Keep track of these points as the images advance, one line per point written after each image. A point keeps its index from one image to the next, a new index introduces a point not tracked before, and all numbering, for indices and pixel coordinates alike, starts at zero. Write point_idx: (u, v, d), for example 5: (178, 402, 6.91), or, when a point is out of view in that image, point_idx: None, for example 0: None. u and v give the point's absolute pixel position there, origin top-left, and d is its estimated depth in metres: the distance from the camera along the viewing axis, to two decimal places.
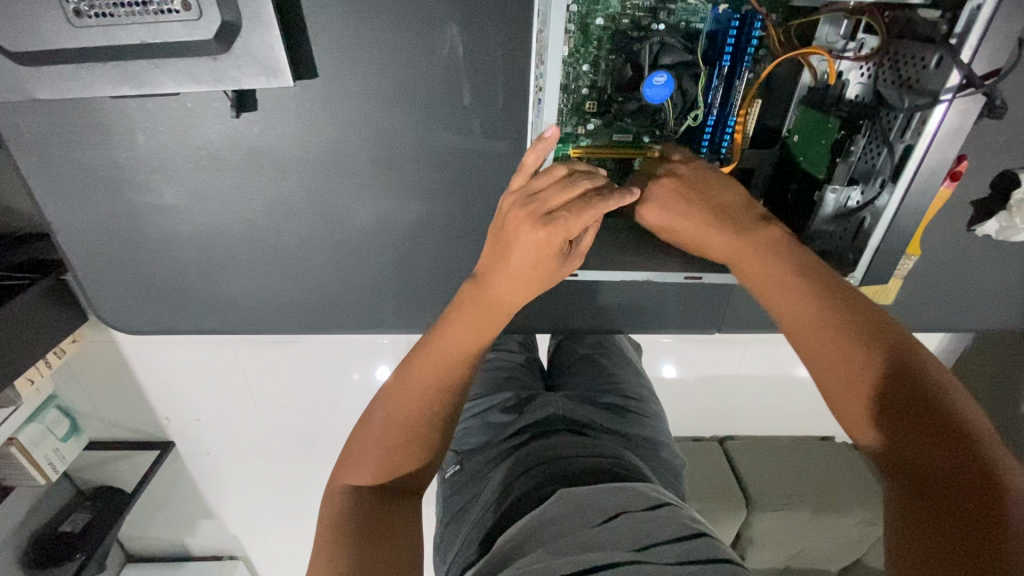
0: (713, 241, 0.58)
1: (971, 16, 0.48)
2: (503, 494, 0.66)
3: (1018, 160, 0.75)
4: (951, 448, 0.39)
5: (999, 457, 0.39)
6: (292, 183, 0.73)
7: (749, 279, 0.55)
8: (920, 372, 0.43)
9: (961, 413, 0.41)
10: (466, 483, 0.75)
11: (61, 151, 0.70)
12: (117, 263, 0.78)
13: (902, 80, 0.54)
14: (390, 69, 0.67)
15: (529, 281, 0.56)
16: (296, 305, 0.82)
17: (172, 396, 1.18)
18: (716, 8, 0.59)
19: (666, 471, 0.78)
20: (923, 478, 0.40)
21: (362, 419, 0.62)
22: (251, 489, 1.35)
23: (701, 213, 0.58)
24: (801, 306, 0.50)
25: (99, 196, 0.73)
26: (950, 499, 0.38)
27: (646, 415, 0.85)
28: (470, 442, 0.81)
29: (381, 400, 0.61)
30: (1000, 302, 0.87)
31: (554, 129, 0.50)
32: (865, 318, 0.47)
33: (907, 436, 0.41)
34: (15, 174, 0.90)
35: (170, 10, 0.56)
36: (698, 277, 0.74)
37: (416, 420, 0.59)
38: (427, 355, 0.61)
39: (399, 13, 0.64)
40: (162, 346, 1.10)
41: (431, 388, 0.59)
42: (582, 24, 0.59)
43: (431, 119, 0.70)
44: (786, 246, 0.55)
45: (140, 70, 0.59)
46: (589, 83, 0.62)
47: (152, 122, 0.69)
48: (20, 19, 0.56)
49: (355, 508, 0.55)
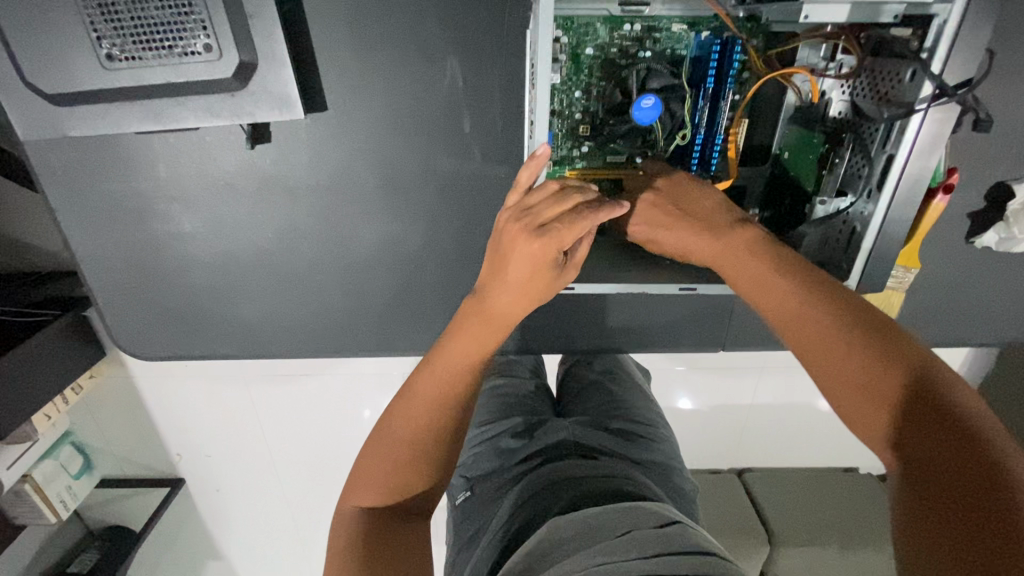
0: (696, 248, 0.59)
1: (937, 28, 0.51)
2: (512, 519, 0.65)
3: (1011, 171, 0.76)
4: (945, 435, 0.39)
5: (994, 437, 0.38)
6: (303, 210, 0.77)
7: (735, 284, 0.56)
8: (906, 360, 0.44)
9: (951, 396, 0.41)
10: (477, 509, 0.73)
11: (89, 184, 0.74)
12: (135, 290, 0.81)
13: (880, 94, 0.57)
14: (395, 101, 0.71)
15: (528, 293, 0.58)
16: (306, 330, 0.85)
17: (183, 428, 1.18)
18: (698, 35, 0.62)
19: (679, 495, 0.75)
20: (921, 472, 0.39)
21: (368, 443, 0.61)
22: (259, 525, 1.34)
23: (681, 223, 0.60)
24: (786, 305, 0.51)
25: (121, 225, 0.77)
26: (948, 488, 0.37)
27: (657, 440, 0.82)
28: (479, 469, 0.80)
29: (389, 420, 0.61)
30: (1009, 315, 0.86)
31: (545, 147, 0.53)
32: (845, 311, 0.48)
33: (901, 426, 0.41)
34: (47, 215, 0.96)
35: (194, 53, 0.61)
36: (693, 288, 0.75)
37: (421, 438, 0.59)
38: (430, 373, 0.61)
39: (403, 50, 0.69)
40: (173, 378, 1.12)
41: (437, 403, 0.60)
42: (573, 53, 0.63)
43: (435, 146, 0.74)
44: (763, 247, 0.55)
45: (165, 108, 0.64)
46: (582, 108, 0.65)
47: (173, 155, 0.74)
48: (58, 64, 0.61)
49: (361, 531, 0.55)
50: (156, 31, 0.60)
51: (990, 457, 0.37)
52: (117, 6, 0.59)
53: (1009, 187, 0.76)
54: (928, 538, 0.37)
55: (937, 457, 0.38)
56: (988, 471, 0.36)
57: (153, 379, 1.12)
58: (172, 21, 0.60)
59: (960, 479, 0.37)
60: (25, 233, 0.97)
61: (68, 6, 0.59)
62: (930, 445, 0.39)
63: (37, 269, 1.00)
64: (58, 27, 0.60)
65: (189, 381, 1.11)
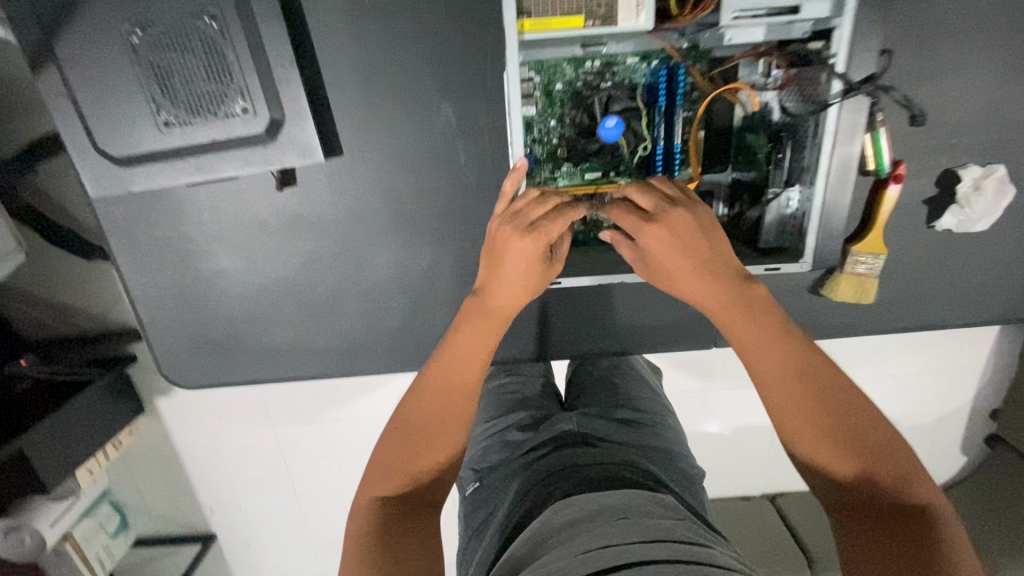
0: (700, 287, 0.65)
1: (835, 28, 0.62)
2: (518, 504, 0.69)
3: (957, 159, 0.84)
4: (900, 491, 0.54)
5: (928, 492, 0.54)
6: (326, 240, 0.88)
7: (732, 329, 0.64)
8: (872, 426, 0.58)
9: (902, 460, 0.56)
10: (485, 498, 0.78)
11: (143, 232, 0.87)
12: (181, 324, 0.92)
13: (805, 96, 0.69)
14: (400, 143, 0.83)
15: (522, 286, 0.67)
16: (331, 349, 0.94)
17: (210, 479, 1.36)
18: (649, 65, 0.74)
19: (684, 478, 0.78)
20: (887, 516, 0.53)
21: (385, 431, 0.68)
22: (293, 550, 1.46)
23: (690, 257, 0.65)
24: (784, 361, 0.61)
25: (168, 266, 0.89)
26: (906, 529, 0.52)
27: (661, 427, 0.86)
28: (486, 462, 0.84)
29: (401, 409, 0.68)
30: (983, 293, 0.91)
31: (523, 161, 0.65)
32: (830, 377, 0.61)
33: (870, 477, 0.56)
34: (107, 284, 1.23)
35: (234, 114, 0.75)
36: None
37: (434, 425, 0.66)
38: (440, 368, 0.69)
39: (405, 100, 0.81)
40: (202, 425, 1.29)
41: (442, 397, 0.68)
42: (546, 89, 0.75)
43: (436, 177, 0.85)
44: (766, 306, 0.64)
45: (209, 161, 0.77)
46: (558, 134, 0.77)
47: (214, 201, 0.86)
48: (125, 133, 0.75)
49: (377, 517, 0.60)
50: (203, 101, 0.74)
51: (923, 501, 0.54)
52: (173, 84, 0.73)
53: (956, 173, 0.84)
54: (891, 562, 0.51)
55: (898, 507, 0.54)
56: (925, 516, 0.53)
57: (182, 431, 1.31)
58: (217, 92, 0.73)
59: (914, 524, 0.52)
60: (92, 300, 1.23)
61: (133, 87, 0.73)
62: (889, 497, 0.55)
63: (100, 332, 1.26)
64: (125, 103, 0.74)
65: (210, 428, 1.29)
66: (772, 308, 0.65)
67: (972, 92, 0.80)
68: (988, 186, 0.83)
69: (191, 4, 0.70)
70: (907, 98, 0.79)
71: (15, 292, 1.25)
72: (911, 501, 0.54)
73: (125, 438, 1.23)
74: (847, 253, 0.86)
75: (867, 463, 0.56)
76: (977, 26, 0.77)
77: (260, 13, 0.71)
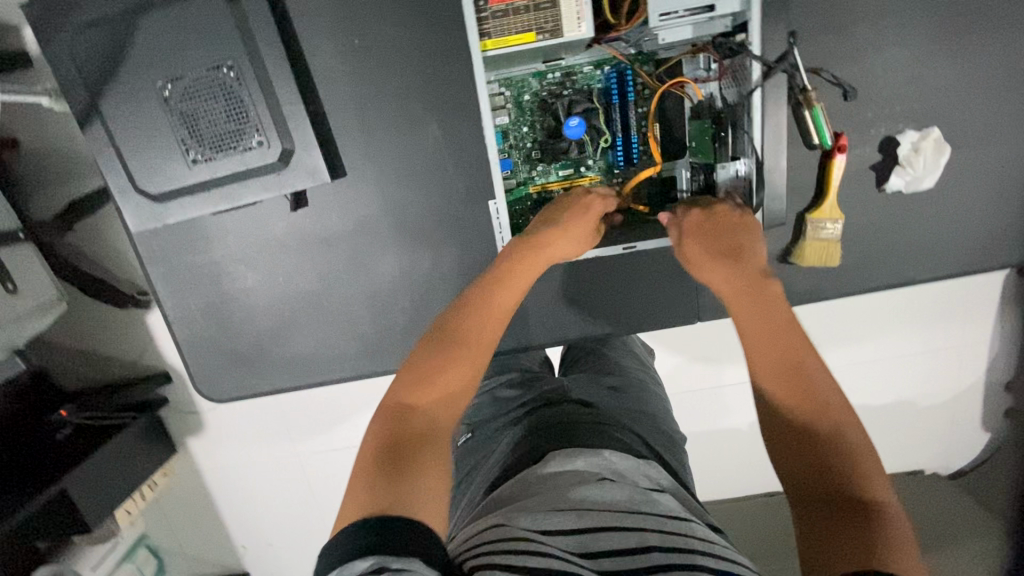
0: (719, 272, 0.75)
1: (749, 19, 0.72)
2: (507, 452, 0.77)
3: (895, 126, 0.93)
4: (861, 489, 0.57)
5: (887, 503, 0.56)
6: (337, 252, 0.99)
7: (739, 312, 0.72)
8: (851, 427, 0.61)
9: (871, 466, 0.58)
10: (474, 446, 0.87)
11: (177, 260, 0.99)
12: (212, 341, 1.03)
13: (738, 81, 0.79)
14: (395, 160, 0.94)
15: (574, 237, 0.81)
16: (347, 352, 1.03)
17: (239, 500, 1.55)
18: (604, 71, 0.85)
19: (666, 440, 0.84)
20: (844, 506, 0.56)
21: (423, 344, 0.70)
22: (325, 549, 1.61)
23: (715, 251, 0.77)
24: (785, 347, 0.67)
25: (199, 289, 1.00)
26: (852, 525, 0.54)
27: (646, 393, 0.94)
28: (479, 416, 0.93)
29: (439, 331, 0.71)
30: (944, 248, 0.98)
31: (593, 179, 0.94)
32: (827, 375, 0.65)
33: (839, 466, 0.58)
34: (145, 327, 1.40)
35: (250, 147, 0.87)
36: (632, 246, 0.87)
37: (465, 344, 0.70)
38: (484, 305, 0.74)
39: (396, 123, 0.93)
40: (234, 449, 1.49)
41: (475, 333, 0.71)
42: (516, 101, 0.87)
43: (429, 187, 0.96)
44: (779, 301, 0.71)
45: (231, 191, 0.89)
46: (531, 139, 0.88)
47: (237, 226, 0.98)
48: (159, 173, 0.88)
49: (400, 428, 0.61)
50: (226, 139, 0.86)
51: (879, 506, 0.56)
52: (199, 128, 0.86)
53: (896, 139, 0.93)
54: (833, 546, 0.54)
55: (855, 502, 0.56)
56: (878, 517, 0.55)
57: (212, 462, 1.51)
58: (237, 130, 0.86)
59: (863, 522, 0.54)
60: (132, 343, 1.42)
61: (167, 134, 0.86)
62: (851, 490, 0.57)
63: (139, 374, 1.45)
64: (159, 147, 0.87)
65: (239, 452, 1.48)
66: (786, 305, 0.71)
67: (894, 68, 0.91)
68: (926, 147, 0.92)
69: (212, 60, 0.83)
70: (836, 76, 0.90)
71: (62, 347, 1.44)
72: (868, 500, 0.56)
73: (158, 478, 1.44)
74: (809, 221, 0.94)
75: (840, 454, 0.59)
76: (885, 12, 0.88)
77: (269, 62, 0.84)
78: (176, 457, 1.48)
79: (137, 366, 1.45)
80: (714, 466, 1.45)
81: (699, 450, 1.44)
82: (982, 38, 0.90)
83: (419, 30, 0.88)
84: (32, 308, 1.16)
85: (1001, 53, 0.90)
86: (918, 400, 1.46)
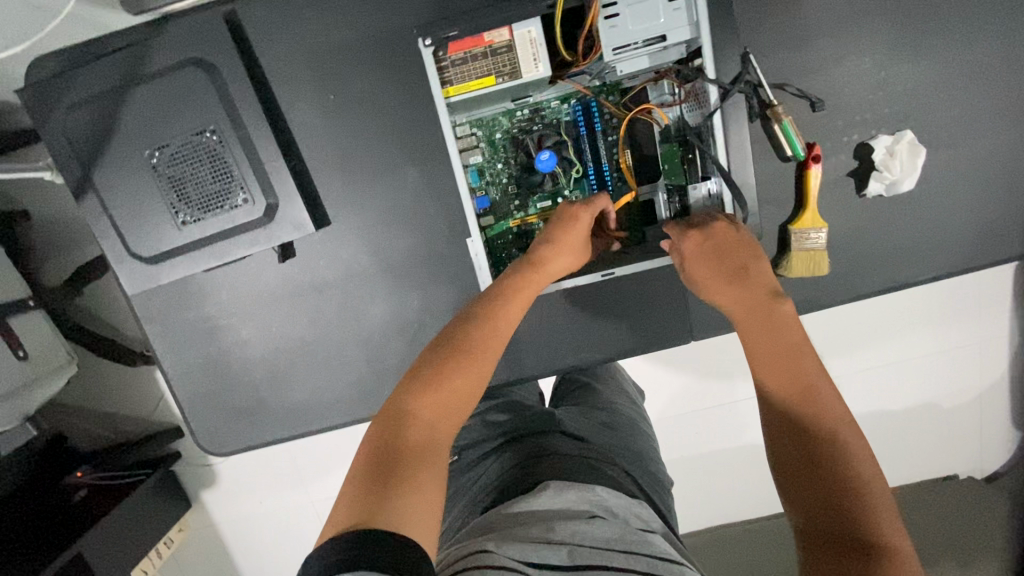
0: (723, 293, 0.76)
1: (699, 46, 0.75)
2: (496, 479, 0.77)
3: (867, 133, 0.93)
4: (863, 524, 0.55)
5: (892, 543, 0.54)
6: (326, 300, 1.01)
7: (746, 333, 0.72)
8: (858, 460, 0.59)
9: (875, 501, 0.56)
10: (464, 469, 0.87)
11: (173, 318, 1.01)
12: (211, 396, 1.04)
13: (699, 104, 0.81)
14: (377, 206, 0.97)
15: (566, 250, 0.81)
16: (343, 399, 1.03)
17: (251, 554, 1.54)
18: (571, 104, 0.87)
19: (653, 482, 0.82)
20: (843, 540, 0.55)
21: (426, 354, 0.69)
22: None
23: (717, 271, 0.76)
24: (794, 369, 0.66)
25: (196, 345, 1.02)
26: (852, 561, 0.53)
27: (635, 431, 0.93)
28: (469, 440, 0.94)
29: (443, 342, 0.70)
30: (932, 250, 0.97)
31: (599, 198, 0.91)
32: (838, 403, 0.63)
33: (840, 498, 0.57)
34: (154, 384, 1.43)
35: (237, 204, 0.90)
36: (611, 272, 0.87)
37: (472, 352, 0.69)
38: (484, 317, 0.73)
39: (375, 171, 0.95)
40: (244, 501, 1.49)
41: (475, 343, 0.70)
42: (489, 140, 0.89)
43: (412, 230, 0.98)
44: (792, 324, 0.70)
45: (220, 248, 0.92)
46: (506, 175, 0.90)
47: (229, 282, 1.00)
48: (151, 237, 0.91)
49: (394, 439, 0.60)
50: (213, 199, 0.90)
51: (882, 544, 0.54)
52: (187, 190, 0.89)
53: (870, 145, 0.93)
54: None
55: (856, 538, 0.54)
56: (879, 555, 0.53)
57: (223, 516, 1.50)
58: (223, 189, 0.89)
59: (861, 558, 0.53)
60: (141, 400, 1.45)
61: (157, 198, 0.90)
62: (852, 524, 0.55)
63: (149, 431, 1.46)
64: (150, 212, 0.90)
65: (249, 505, 1.48)
66: (798, 328, 0.70)
67: (860, 77, 0.92)
68: (901, 150, 0.91)
69: (196, 125, 0.87)
70: (801, 89, 0.91)
71: (75, 408, 1.46)
72: (868, 537, 0.54)
73: (174, 535, 1.43)
74: (792, 232, 0.93)
75: (844, 484, 0.57)
76: (843, 25, 0.90)
77: (251, 123, 0.88)
78: (191, 511, 1.48)
79: (150, 423, 1.47)
80: (729, 486, 1.41)
81: (713, 471, 1.40)
82: (943, 41, 0.91)
83: (391, 79, 0.91)
84: (43, 373, 1.19)
85: (963, 53, 0.91)
86: (934, 403, 1.41)
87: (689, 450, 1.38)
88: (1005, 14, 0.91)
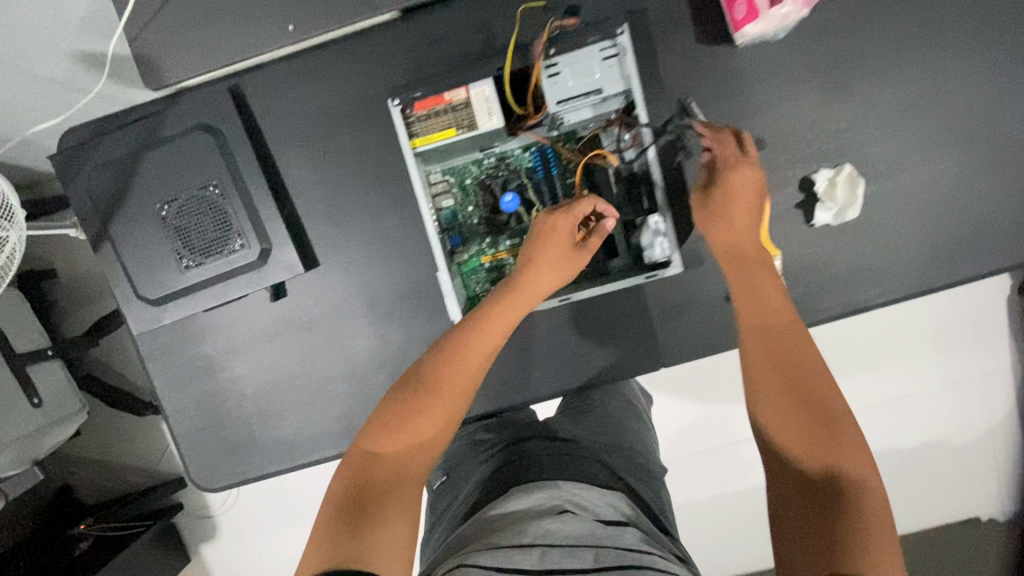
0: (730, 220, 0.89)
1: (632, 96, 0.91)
2: (475, 494, 0.80)
3: (809, 168, 1.01)
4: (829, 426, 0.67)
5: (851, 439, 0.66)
6: (314, 335, 1.08)
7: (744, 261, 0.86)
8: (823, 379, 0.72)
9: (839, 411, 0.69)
10: (449, 490, 0.91)
11: (174, 358, 1.09)
12: (206, 430, 1.10)
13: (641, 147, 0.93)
14: (361, 248, 1.06)
15: (551, 266, 0.86)
16: (330, 431, 1.08)
17: None
18: (532, 152, 0.97)
19: (641, 472, 0.85)
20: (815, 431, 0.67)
21: (392, 393, 0.75)
22: None
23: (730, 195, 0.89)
24: (778, 302, 0.80)
25: (194, 382, 1.09)
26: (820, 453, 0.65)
27: (625, 428, 0.95)
28: (455, 460, 0.97)
29: (408, 384, 0.76)
30: (886, 271, 1.02)
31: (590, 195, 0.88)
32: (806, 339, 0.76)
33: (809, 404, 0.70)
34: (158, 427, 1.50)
35: (234, 248, 0.99)
36: (567, 298, 0.97)
37: (437, 388, 0.75)
38: (459, 349, 0.79)
39: (359, 215, 1.05)
40: (241, 544, 1.49)
41: (445, 380, 0.76)
42: (460, 185, 0.99)
43: (392, 267, 1.06)
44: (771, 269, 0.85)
45: (219, 289, 1.01)
46: (477, 216, 0.99)
47: (226, 321, 1.08)
48: (157, 281, 1.01)
49: (365, 478, 0.68)
50: (214, 245, 1.00)
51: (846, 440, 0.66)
52: (192, 238, 1.00)
53: (812, 178, 1.00)
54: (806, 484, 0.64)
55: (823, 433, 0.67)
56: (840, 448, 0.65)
57: (219, 561, 1.51)
58: (223, 236, 0.99)
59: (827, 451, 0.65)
60: (146, 444, 1.50)
61: (165, 246, 1.00)
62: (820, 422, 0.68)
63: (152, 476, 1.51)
64: (157, 258, 1.01)
65: (245, 549, 1.49)
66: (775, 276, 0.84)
67: (796, 118, 1.01)
68: (841, 182, 0.99)
69: (201, 182, 0.99)
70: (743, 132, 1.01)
71: (83, 454, 1.52)
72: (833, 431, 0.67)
73: None
74: None
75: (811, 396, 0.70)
76: (775, 74, 1.00)
77: (248, 177, 0.99)
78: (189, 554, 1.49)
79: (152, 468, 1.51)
80: (727, 522, 1.38)
81: (710, 504, 1.38)
82: (867, 85, 1.01)
83: (374, 136, 1.03)
84: (56, 418, 1.25)
85: (887, 94, 1.01)
86: (931, 430, 1.39)
87: (681, 483, 1.38)
88: (922, 57, 1.00)
